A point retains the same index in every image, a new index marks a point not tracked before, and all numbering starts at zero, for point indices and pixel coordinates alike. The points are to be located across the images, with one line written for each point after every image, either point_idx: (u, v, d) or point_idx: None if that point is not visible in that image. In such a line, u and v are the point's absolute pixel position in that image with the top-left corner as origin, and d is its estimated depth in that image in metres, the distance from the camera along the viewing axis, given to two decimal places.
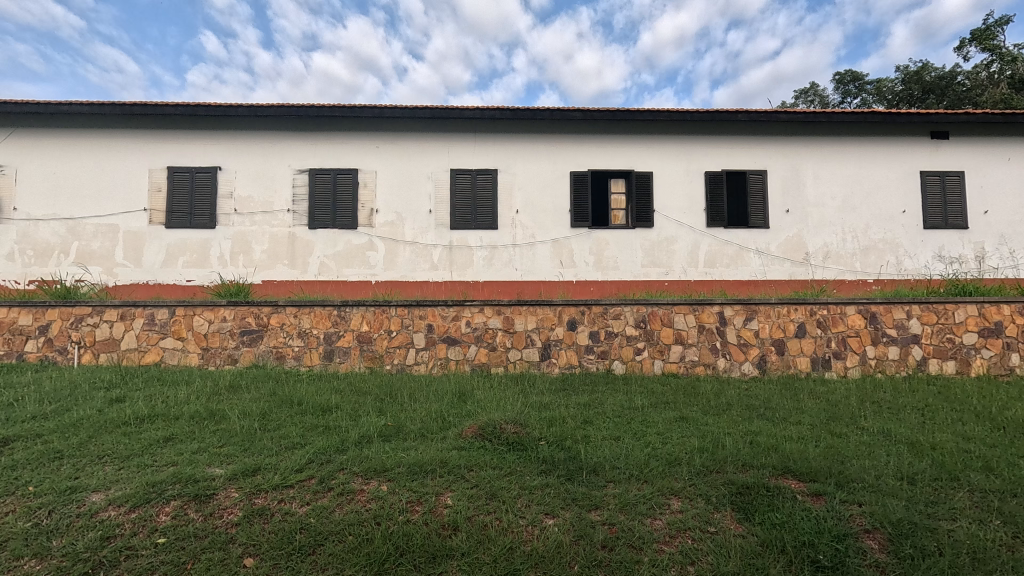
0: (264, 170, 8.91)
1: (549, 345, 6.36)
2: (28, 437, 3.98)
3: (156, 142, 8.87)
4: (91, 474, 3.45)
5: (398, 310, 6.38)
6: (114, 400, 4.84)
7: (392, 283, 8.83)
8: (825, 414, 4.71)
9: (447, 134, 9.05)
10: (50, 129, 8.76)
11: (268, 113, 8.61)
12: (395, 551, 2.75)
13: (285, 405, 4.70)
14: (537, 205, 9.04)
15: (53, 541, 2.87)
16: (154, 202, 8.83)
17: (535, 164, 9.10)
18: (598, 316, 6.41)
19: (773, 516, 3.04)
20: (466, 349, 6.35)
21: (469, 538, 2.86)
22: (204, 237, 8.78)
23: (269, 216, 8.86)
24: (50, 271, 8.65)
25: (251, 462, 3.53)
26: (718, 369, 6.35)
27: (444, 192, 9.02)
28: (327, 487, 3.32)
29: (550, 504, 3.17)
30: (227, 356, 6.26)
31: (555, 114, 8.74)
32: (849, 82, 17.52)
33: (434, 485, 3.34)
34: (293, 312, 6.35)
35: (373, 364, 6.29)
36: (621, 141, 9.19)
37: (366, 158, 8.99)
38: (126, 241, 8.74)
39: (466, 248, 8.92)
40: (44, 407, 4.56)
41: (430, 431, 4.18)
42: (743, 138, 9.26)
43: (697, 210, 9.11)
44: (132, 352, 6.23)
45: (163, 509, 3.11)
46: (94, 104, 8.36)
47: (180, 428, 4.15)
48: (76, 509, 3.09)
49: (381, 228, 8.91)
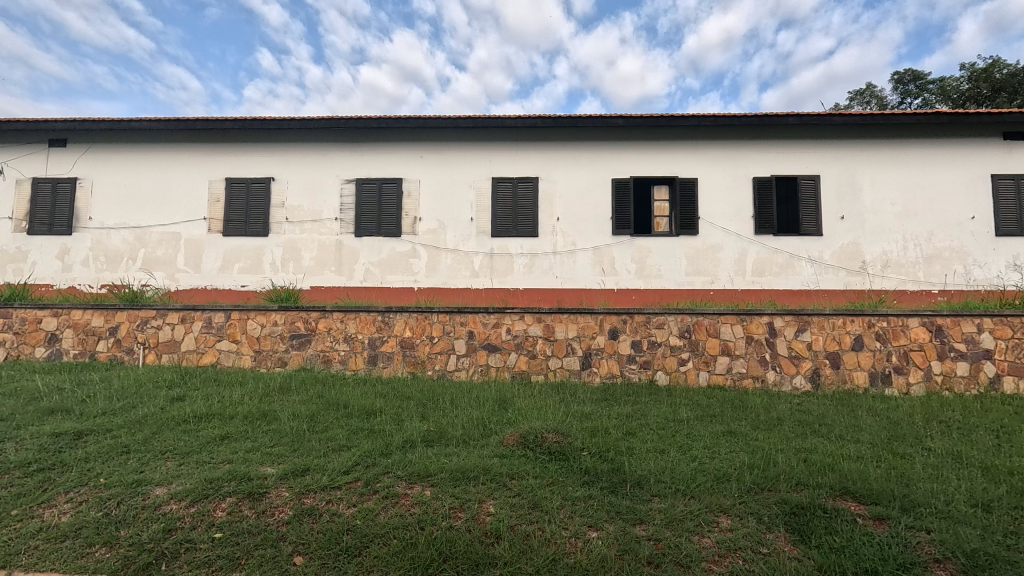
0: (314, 180, 9.26)
1: (590, 354, 6.30)
2: (100, 431, 4.26)
3: (216, 155, 9.38)
4: (155, 469, 3.65)
5: (440, 316, 6.46)
6: (175, 399, 5.12)
7: (434, 289, 8.96)
8: (887, 433, 4.44)
9: (487, 143, 9.17)
10: (122, 146, 9.42)
11: (319, 126, 8.98)
12: (439, 557, 2.76)
13: (332, 408, 4.85)
14: (578, 214, 8.99)
15: (121, 530, 3.03)
16: (213, 211, 9.32)
17: (576, 172, 9.07)
18: (641, 325, 6.29)
19: (832, 540, 2.89)
20: (507, 356, 6.36)
21: (512, 547, 2.84)
22: (257, 244, 9.18)
23: (317, 224, 9.20)
24: (120, 276, 9.24)
25: (301, 463, 3.66)
26: (768, 382, 6.11)
27: (485, 200, 9.11)
28: (373, 490, 3.39)
29: (593, 517, 3.11)
30: (277, 359, 6.51)
31: (597, 122, 8.71)
32: (909, 82, 16.63)
33: (477, 492, 3.34)
34: (340, 317, 6.54)
35: (416, 369, 6.40)
36: (664, 148, 9.03)
37: (409, 168, 9.21)
38: (188, 248, 9.25)
39: (507, 255, 8.95)
40: (113, 403, 4.88)
41: (471, 438, 4.20)
42: (792, 142, 8.92)
43: (745, 218, 8.83)
44: (192, 354, 6.58)
45: (220, 505, 3.26)
46: (161, 120, 8.93)
47: (235, 427, 4.34)
48: (141, 501, 3.27)
49: (424, 236, 9.08)
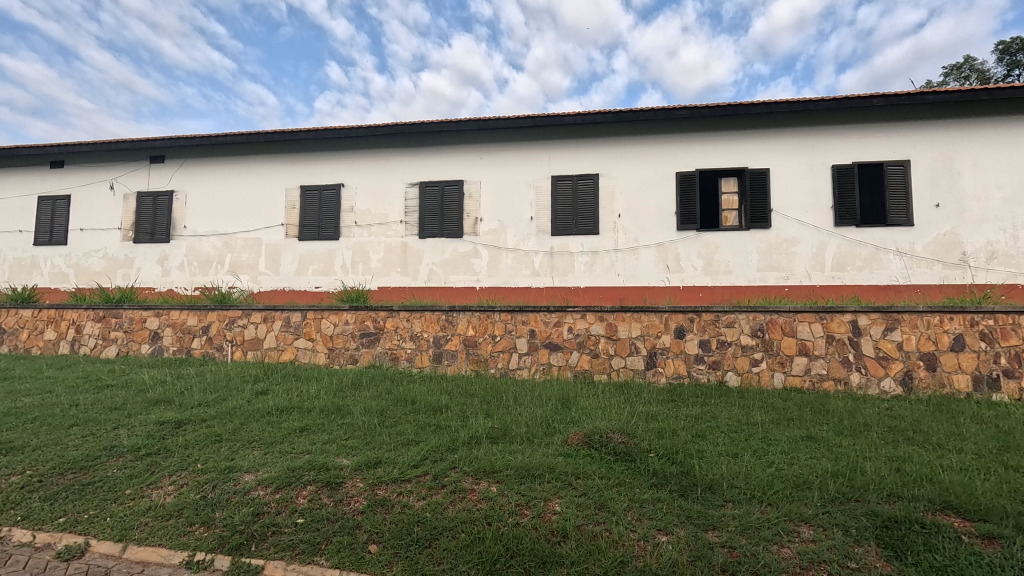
0: (380, 185, 9.64)
1: (655, 353, 6.13)
2: (197, 420, 4.67)
3: (291, 165, 9.99)
4: (244, 457, 3.95)
5: (502, 315, 6.53)
6: (260, 392, 5.51)
7: (495, 288, 9.06)
8: (996, 443, 3.99)
9: (547, 142, 9.15)
10: (210, 160, 10.26)
11: (384, 132, 9.34)
12: (506, 553, 2.78)
13: (401, 404, 5.03)
14: (640, 210, 8.77)
15: (217, 512, 3.30)
16: (289, 217, 9.93)
17: (638, 167, 8.85)
18: (709, 324, 6.05)
19: (932, 558, 2.64)
20: (569, 355, 6.32)
21: (579, 547, 2.82)
22: (329, 248, 9.69)
23: (384, 227, 9.57)
24: (210, 279, 10.06)
25: (373, 456, 3.82)
26: (852, 385, 5.68)
27: (545, 198, 9.10)
28: (441, 484, 3.48)
29: (663, 520, 3.03)
30: (348, 356, 6.84)
31: (659, 114, 8.46)
32: (1017, 52, 14.87)
33: (542, 490, 3.35)
34: (406, 316, 6.77)
35: (479, 367, 6.50)
36: (731, 138, 8.62)
37: (469, 169, 9.37)
38: (268, 252, 9.92)
39: (568, 254, 8.90)
40: (207, 396, 5.32)
41: (535, 436, 4.21)
42: (878, 125, 8.24)
43: (823, 209, 8.26)
44: (273, 351, 7.05)
45: (301, 492, 3.47)
46: (244, 134, 9.64)
47: (313, 420, 4.61)
48: (233, 486, 3.55)
49: (485, 236, 9.20)
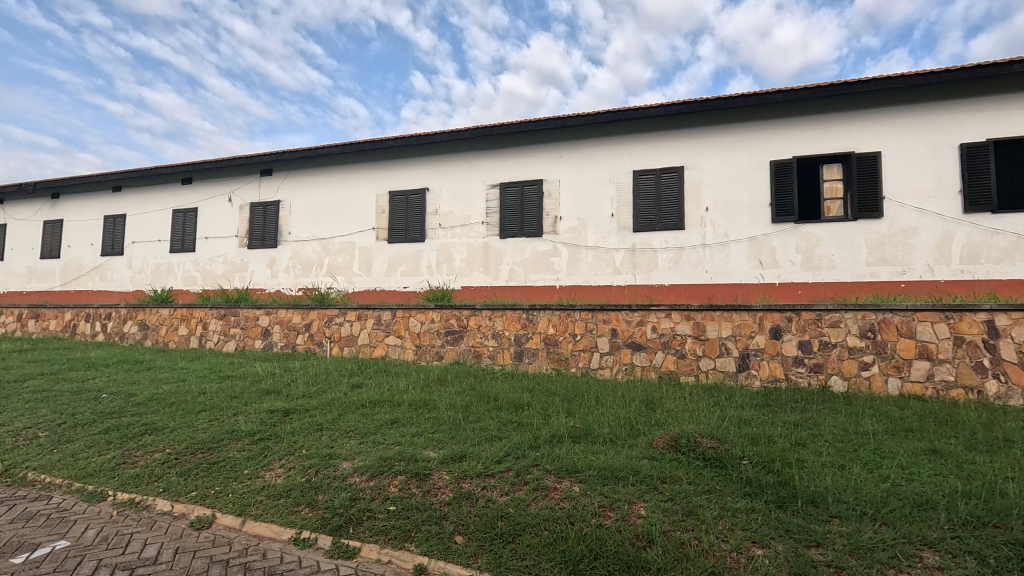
0: (463, 187, 9.94)
1: (747, 355, 5.77)
2: (301, 410, 5.10)
3: (380, 172, 10.59)
4: (342, 446, 4.25)
5: (583, 314, 6.47)
6: (355, 386, 5.90)
7: (576, 287, 9.00)
8: None
9: (628, 136, 8.92)
10: (311, 171, 11.15)
11: (466, 136, 9.61)
12: (589, 554, 2.76)
13: (484, 400, 5.16)
14: (730, 202, 8.29)
15: (319, 495, 3.58)
16: (380, 221, 10.52)
17: (727, 157, 8.36)
18: (810, 324, 5.58)
19: None
20: (652, 355, 6.13)
21: (665, 554, 2.72)
22: (416, 249, 10.15)
23: (467, 228, 9.85)
24: (311, 280, 10.94)
25: (458, 450, 3.95)
26: (988, 395, 4.98)
27: (627, 194, 8.88)
28: (523, 480, 3.52)
29: (758, 532, 2.84)
30: (434, 353, 7.12)
31: (751, 100, 7.92)
32: None
33: (627, 493, 3.27)
34: (488, 314, 6.92)
35: (559, 366, 6.48)
36: (835, 121, 7.88)
37: (549, 168, 9.37)
38: (361, 255, 10.59)
39: (651, 251, 8.62)
40: (310, 388, 5.79)
41: (618, 437, 4.13)
42: (1020, 95, 7.13)
43: (948, 194, 7.31)
44: (366, 347, 7.53)
45: (393, 481, 3.67)
46: (340, 146, 10.36)
47: (402, 413, 4.86)
48: (333, 472, 3.83)
49: (565, 235, 9.16)
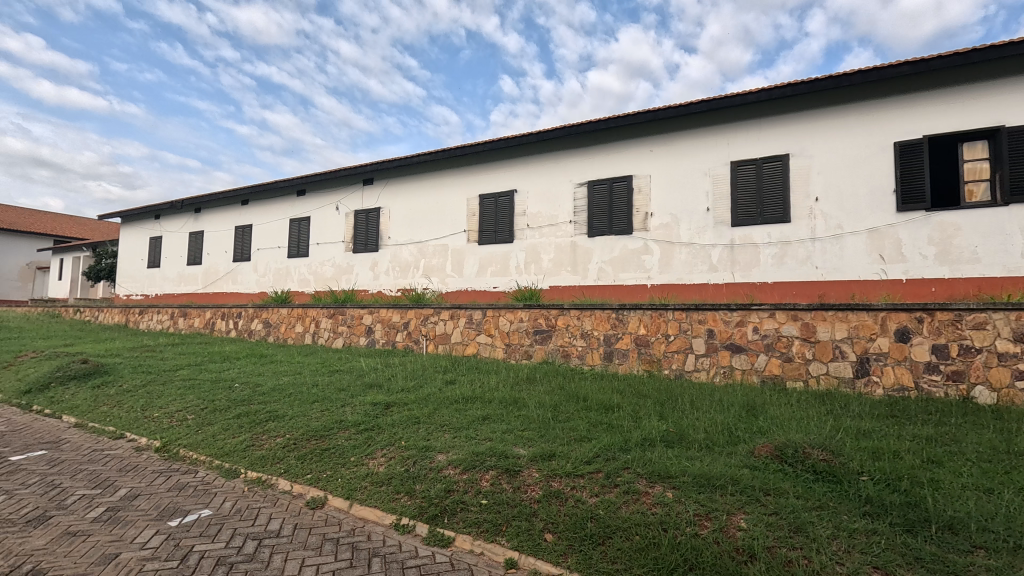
0: (550, 187, 9.98)
1: (867, 359, 5.19)
2: (400, 403, 5.43)
3: (471, 176, 10.95)
4: (437, 439, 4.46)
5: (676, 314, 6.22)
6: (448, 382, 6.16)
7: (668, 285, 8.66)
8: None
9: (726, 125, 8.41)
10: (408, 178, 11.81)
11: (554, 136, 9.63)
12: (684, 564, 2.66)
13: (573, 400, 5.15)
14: (845, 191, 7.50)
15: (416, 484, 3.79)
16: (470, 223, 10.88)
17: (841, 141, 7.59)
18: (947, 326, 4.91)
19: None
20: (754, 357, 5.73)
21: (769, 571, 2.54)
22: (505, 250, 10.37)
23: (555, 228, 9.87)
24: (408, 281, 11.59)
25: (547, 448, 3.98)
26: None
27: (724, 187, 8.38)
28: (614, 483, 3.47)
29: (881, 557, 2.56)
30: (523, 352, 7.22)
31: (870, 76, 7.12)
32: None
33: (725, 503, 3.10)
34: (576, 314, 6.88)
35: (651, 367, 6.27)
36: (978, 92, 6.84)
37: (639, 163, 9.11)
38: (453, 256, 11.02)
39: (752, 246, 8.05)
40: (407, 383, 6.15)
41: (716, 443, 3.92)
42: None
43: None
44: (459, 345, 7.82)
45: (484, 476, 3.78)
46: (433, 153, 10.88)
47: (493, 410, 4.99)
48: (429, 464, 4.03)
49: (656, 231, 8.85)
